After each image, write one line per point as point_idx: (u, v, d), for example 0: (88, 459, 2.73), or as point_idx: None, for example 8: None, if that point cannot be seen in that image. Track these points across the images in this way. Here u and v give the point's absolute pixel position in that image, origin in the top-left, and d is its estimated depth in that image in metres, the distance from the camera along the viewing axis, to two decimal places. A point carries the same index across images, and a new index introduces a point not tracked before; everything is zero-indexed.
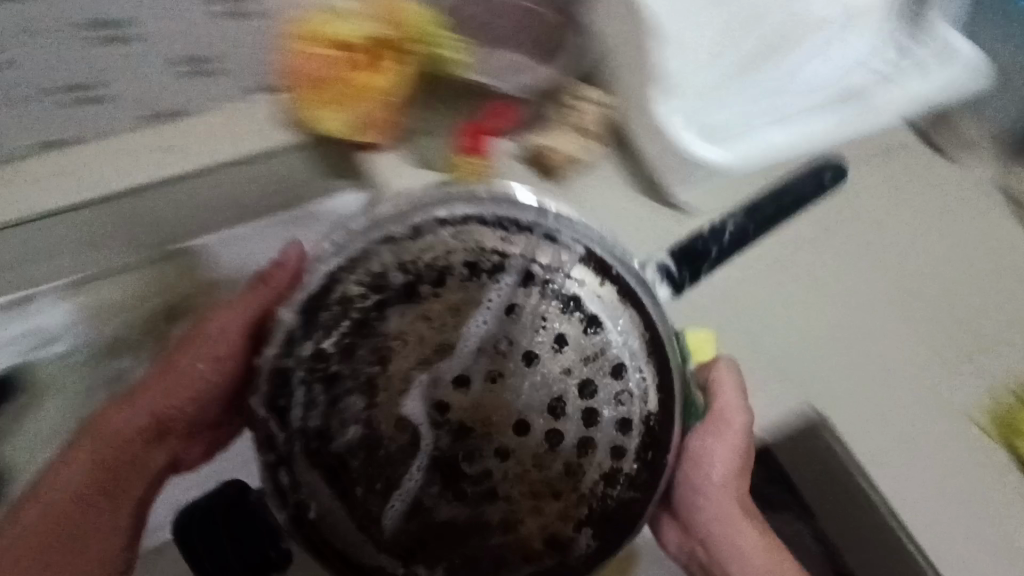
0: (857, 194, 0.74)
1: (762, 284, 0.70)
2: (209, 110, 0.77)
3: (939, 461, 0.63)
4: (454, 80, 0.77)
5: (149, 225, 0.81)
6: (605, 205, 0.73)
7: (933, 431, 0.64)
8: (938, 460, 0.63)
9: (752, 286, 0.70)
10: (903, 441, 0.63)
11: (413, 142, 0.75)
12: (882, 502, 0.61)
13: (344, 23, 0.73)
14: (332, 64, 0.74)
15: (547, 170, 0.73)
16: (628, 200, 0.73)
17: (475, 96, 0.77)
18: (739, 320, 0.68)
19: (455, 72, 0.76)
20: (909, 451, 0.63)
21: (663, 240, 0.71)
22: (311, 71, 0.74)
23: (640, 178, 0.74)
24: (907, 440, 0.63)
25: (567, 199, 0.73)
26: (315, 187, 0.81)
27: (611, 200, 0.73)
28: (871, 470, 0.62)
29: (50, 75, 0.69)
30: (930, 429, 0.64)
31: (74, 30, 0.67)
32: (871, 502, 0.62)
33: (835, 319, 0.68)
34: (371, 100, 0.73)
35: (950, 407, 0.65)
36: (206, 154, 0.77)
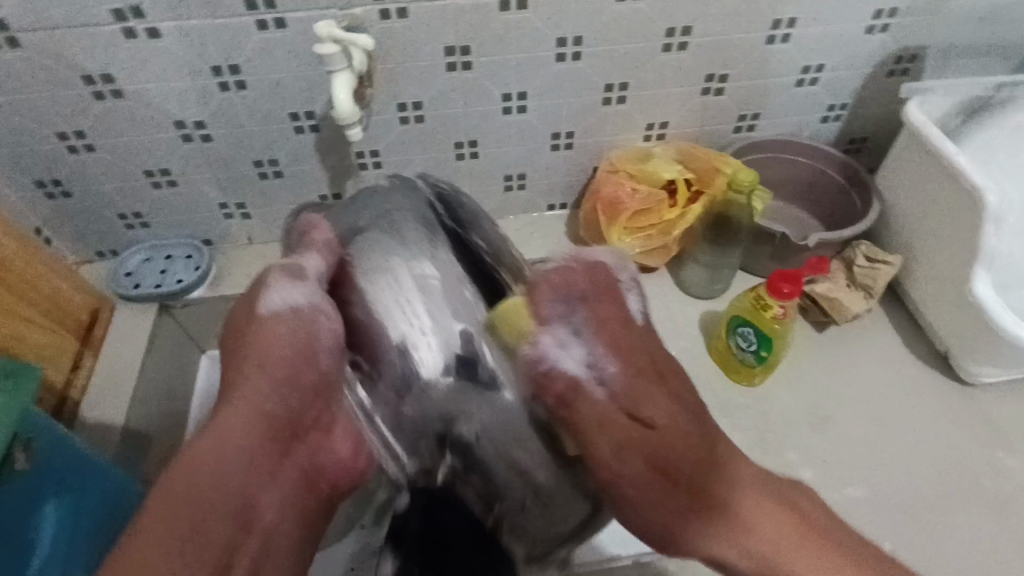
0: (934, 391, 0.62)
1: (874, 371, 0.63)
2: (301, 197, 0.70)
3: (988, 447, 0.59)
4: (748, 227, 0.64)
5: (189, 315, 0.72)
6: (793, 384, 0.63)
7: (970, 389, 0.62)
8: (984, 444, 0.59)
9: (788, 388, 0.63)
10: (945, 415, 0.61)
11: (694, 282, 0.67)
12: (933, 402, 0.61)
13: (654, 164, 0.66)
14: (635, 205, 0.65)
15: (814, 316, 0.66)
16: (804, 346, 0.65)
17: (769, 241, 0.65)
18: (818, 426, 0.60)
19: (752, 216, 0.64)
20: (961, 452, 0.59)
21: (892, 451, 0.59)
22: (605, 235, 0.66)
23: (866, 359, 0.64)
24: (959, 441, 0.59)
25: (753, 390, 0.62)
26: (226, 265, 0.73)
27: (785, 370, 0.64)
28: (919, 419, 0.60)
29: (93, 209, 0.68)
30: (961, 398, 0.62)
31: (174, 149, 0.64)
32: (946, 446, 0.59)
33: (956, 432, 0.60)
34: (675, 218, 0.65)
35: (984, 414, 0.60)
36: (218, 278, 0.72)
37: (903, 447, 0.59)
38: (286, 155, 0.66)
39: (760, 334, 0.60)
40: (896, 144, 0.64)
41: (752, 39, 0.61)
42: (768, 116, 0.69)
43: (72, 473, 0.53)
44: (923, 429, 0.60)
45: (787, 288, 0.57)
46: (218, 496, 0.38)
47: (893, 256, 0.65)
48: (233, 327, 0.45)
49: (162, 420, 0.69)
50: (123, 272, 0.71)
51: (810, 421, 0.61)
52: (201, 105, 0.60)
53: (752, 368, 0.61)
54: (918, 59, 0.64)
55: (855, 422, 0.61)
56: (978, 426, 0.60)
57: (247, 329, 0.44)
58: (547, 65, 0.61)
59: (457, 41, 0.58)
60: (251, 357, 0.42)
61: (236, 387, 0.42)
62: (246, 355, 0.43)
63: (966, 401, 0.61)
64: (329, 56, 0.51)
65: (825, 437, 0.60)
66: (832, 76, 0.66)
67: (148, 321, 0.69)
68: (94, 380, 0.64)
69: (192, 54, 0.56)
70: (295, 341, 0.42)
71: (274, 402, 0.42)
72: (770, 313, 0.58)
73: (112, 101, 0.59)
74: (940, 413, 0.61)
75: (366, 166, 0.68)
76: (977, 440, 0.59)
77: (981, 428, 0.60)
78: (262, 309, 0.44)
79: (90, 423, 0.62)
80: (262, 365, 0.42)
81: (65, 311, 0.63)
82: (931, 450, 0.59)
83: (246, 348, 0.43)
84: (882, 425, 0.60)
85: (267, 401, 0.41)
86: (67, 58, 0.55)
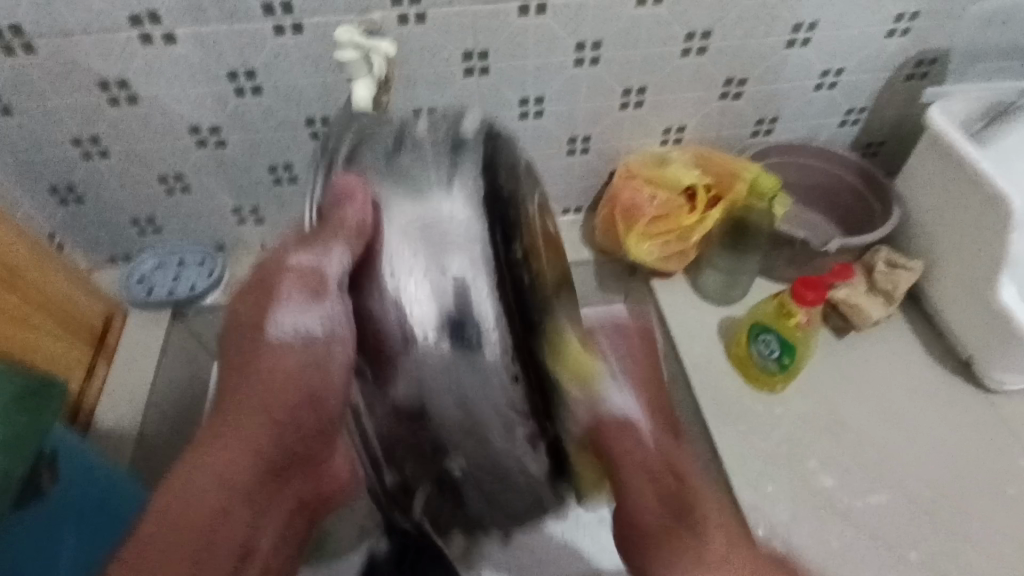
0: (956, 397, 0.61)
1: (896, 377, 0.63)
2: None
3: (1013, 453, 0.58)
4: (768, 233, 0.65)
5: (201, 321, 0.72)
6: (812, 390, 0.62)
7: (992, 394, 0.61)
8: (1008, 450, 0.58)
9: (808, 394, 0.62)
10: (968, 421, 0.60)
11: (712, 288, 0.67)
12: (955, 408, 0.61)
13: (671, 170, 0.64)
14: (653, 211, 0.64)
15: (834, 322, 0.66)
16: (823, 352, 0.65)
17: (789, 246, 0.64)
18: (839, 433, 0.60)
19: (772, 222, 0.63)
20: (985, 458, 0.58)
21: (915, 458, 0.58)
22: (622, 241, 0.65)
23: (886, 365, 0.64)
24: (983, 447, 0.58)
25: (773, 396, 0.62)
26: (239, 271, 0.72)
27: (804, 376, 0.63)
28: (942, 425, 0.60)
29: (105, 215, 0.67)
30: (983, 403, 0.61)
31: (188, 155, 0.63)
32: (970, 452, 0.58)
33: (979, 437, 0.59)
34: (695, 224, 0.64)
35: (1007, 420, 0.60)
36: (231, 284, 0.71)
37: (927, 454, 0.58)
38: (300, 160, 0.65)
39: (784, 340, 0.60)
40: (917, 148, 0.63)
41: (771, 43, 0.61)
42: (785, 120, 0.68)
43: (90, 486, 0.52)
44: (946, 435, 0.59)
45: (813, 296, 0.58)
46: (210, 525, 0.33)
47: (913, 260, 0.64)
48: (234, 326, 0.39)
49: (176, 427, 0.68)
50: (135, 278, 0.70)
51: (832, 430, 0.60)
52: (216, 110, 0.59)
53: (774, 375, 0.61)
54: (938, 63, 0.64)
55: (877, 429, 0.60)
56: (1001, 432, 0.59)
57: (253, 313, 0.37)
58: (564, 70, 0.60)
59: (475, 45, 0.57)
60: (269, 375, 0.37)
61: (237, 411, 0.36)
62: (259, 374, 0.37)
63: (989, 406, 0.61)
64: (348, 62, 0.51)
65: (847, 444, 0.59)
66: (851, 80, 0.65)
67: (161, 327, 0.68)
68: (108, 390, 0.64)
69: (208, 60, 0.56)
70: (327, 383, 0.38)
71: (281, 441, 0.37)
72: (795, 320, 0.58)
73: (127, 107, 0.58)
74: (962, 419, 0.60)
75: None
76: (1001, 445, 0.58)
77: (1004, 434, 0.59)
78: (270, 327, 0.38)
79: (104, 432, 0.62)
80: (268, 376, 0.37)
81: (79, 319, 0.63)
82: (954, 456, 0.58)
83: (256, 370, 0.37)
84: (904, 433, 0.59)
85: (271, 442, 0.36)
86: (83, 64, 0.55)
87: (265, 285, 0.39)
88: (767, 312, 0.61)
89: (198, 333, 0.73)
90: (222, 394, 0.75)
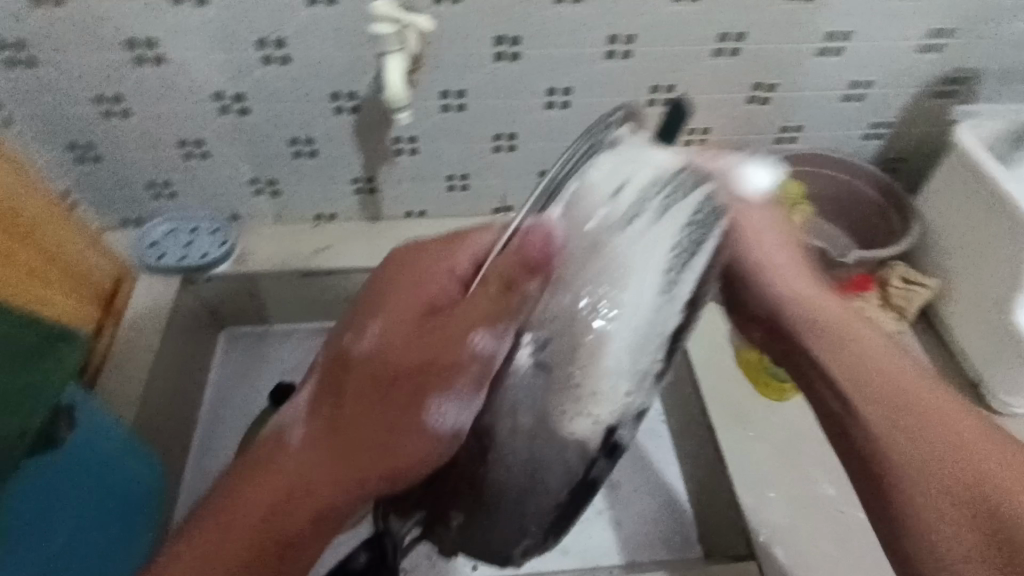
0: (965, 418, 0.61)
1: None
2: (332, 179, 0.69)
3: None
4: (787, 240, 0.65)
5: (210, 290, 0.71)
6: None
7: (1000, 418, 0.61)
8: None
9: None
10: None
11: None
12: None
13: None
14: None
15: None
16: None
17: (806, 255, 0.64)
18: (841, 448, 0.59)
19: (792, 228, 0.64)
20: None
21: None
22: None
23: None
24: None
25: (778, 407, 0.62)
26: (252, 242, 0.72)
27: None
28: None
29: (122, 176, 0.67)
30: (989, 426, 0.61)
31: (211, 120, 0.62)
32: None
33: None
34: None
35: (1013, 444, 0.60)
36: (240, 255, 0.71)
37: None
38: (322, 134, 0.64)
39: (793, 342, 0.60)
40: (941, 167, 0.63)
41: (806, 51, 0.61)
42: (811, 129, 0.68)
43: (94, 444, 0.52)
44: None
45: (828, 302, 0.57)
46: (282, 510, 0.41)
47: (929, 279, 0.65)
48: (377, 365, 0.42)
49: (178, 394, 0.68)
50: (146, 241, 0.70)
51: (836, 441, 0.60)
52: (243, 78, 0.59)
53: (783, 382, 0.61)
54: (968, 82, 0.64)
55: None
56: None
57: (432, 339, 0.41)
58: (596, 63, 0.60)
59: (508, 29, 0.57)
60: (369, 421, 0.41)
61: (326, 433, 0.42)
62: (362, 430, 0.41)
63: (994, 431, 0.61)
64: (384, 36, 0.50)
65: None
66: (880, 93, 0.65)
67: (169, 294, 0.68)
68: (116, 349, 0.64)
69: (239, 25, 0.55)
70: (423, 463, 0.41)
71: (357, 482, 0.41)
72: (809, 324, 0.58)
73: (152, 67, 0.58)
74: None
75: (402, 151, 0.67)
76: None
77: None
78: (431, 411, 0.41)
79: (107, 394, 0.61)
80: (400, 438, 0.41)
81: (90, 279, 0.63)
82: None
83: (358, 409, 0.41)
84: None
85: (355, 481, 0.41)
86: (112, 20, 0.54)
87: (426, 332, 0.42)
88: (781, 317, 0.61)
89: (205, 302, 0.72)
90: (225, 364, 0.74)
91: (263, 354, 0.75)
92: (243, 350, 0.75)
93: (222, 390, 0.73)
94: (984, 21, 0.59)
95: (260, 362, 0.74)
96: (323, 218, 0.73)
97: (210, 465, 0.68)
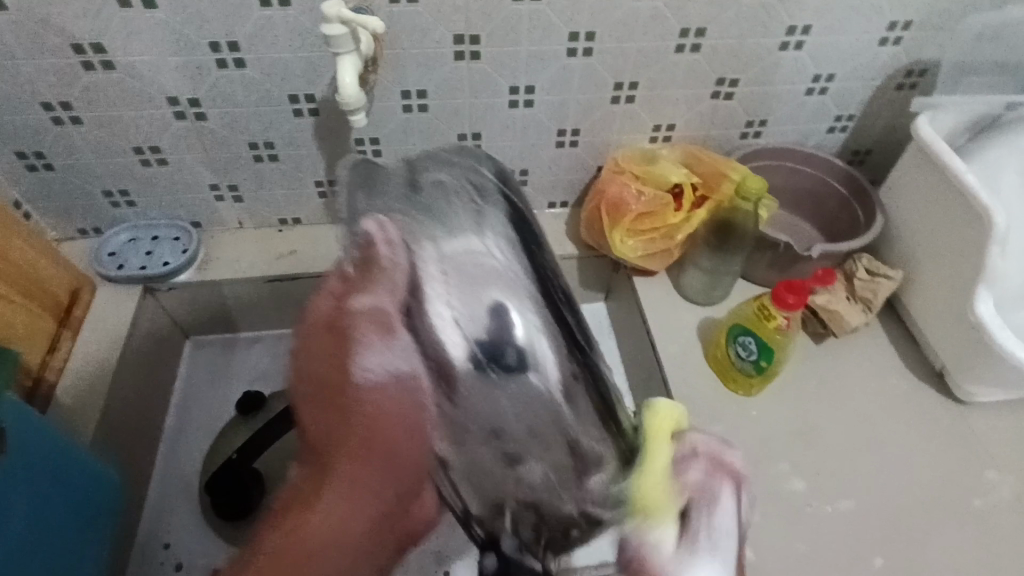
0: (931, 407, 0.62)
1: (874, 383, 0.63)
2: (296, 183, 0.68)
3: (981, 462, 0.59)
4: (753, 234, 0.64)
5: (174, 300, 0.70)
6: (789, 397, 0.62)
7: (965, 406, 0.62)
8: (976, 460, 0.59)
9: (789, 401, 0.62)
10: (942, 432, 0.60)
11: (694, 290, 0.67)
12: (931, 420, 0.61)
13: (659, 167, 0.66)
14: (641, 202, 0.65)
15: (810, 327, 0.66)
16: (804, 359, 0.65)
17: (771, 250, 0.65)
18: (812, 444, 0.59)
19: (757, 224, 0.63)
20: (958, 469, 0.58)
21: (887, 468, 0.58)
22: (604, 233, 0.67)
23: (861, 371, 0.64)
24: (954, 459, 0.59)
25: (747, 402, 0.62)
26: (216, 249, 0.71)
27: (785, 383, 0.63)
28: (913, 437, 0.60)
29: (77, 185, 0.65)
30: (955, 415, 0.62)
31: (167, 126, 0.61)
32: (943, 466, 0.59)
33: (948, 446, 0.60)
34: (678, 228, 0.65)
35: (977, 431, 0.61)
36: (203, 262, 0.69)
37: (898, 466, 0.58)
38: (282, 137, 0.63)
39: (760, 340, 0.59)
40: (902, 159, 0.64)
41: (766, 47, 0.61)
42: (775, 124, 0.68)
43: (48, 460, 0.51)
44: (920, 446, 0.60)
45: (793, 298, 0.56)
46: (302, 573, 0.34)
47: (893, 270, 0.65)
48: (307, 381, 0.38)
49: (141, 407, 0.66)
50: (107, 251, 0.68)
51: (806, 433, 0.60)
52: (196, 81, 0.58)
53: (750, 377, 0.61)
54: (927, 74, 0.64)
55: (851, 438, 0.60)
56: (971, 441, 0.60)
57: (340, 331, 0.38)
58: (559, 61, 0.59)
59: (467, 28, 0.56)
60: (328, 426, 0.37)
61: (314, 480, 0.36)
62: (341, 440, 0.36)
63: (961, 421, 0.61)
64: (337, 38, 0.49)
65: (822, 450, 0.59)
66: (842, 86, 0.65)
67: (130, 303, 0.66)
68: (74, 361, 0.62)
69: (190, 29, 0.54)
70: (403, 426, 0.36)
71: (381, 485, 0.36)
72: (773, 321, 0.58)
73: (102, 72, 0.56)
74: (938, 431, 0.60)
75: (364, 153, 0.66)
76: (969, 459, 0.59)
77: (974, 438, 0.60)
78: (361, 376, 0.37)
79: (64, 409, 0.59)
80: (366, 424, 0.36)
81: (45, 291, 0.61)
82: (922, 465, 0.59)
83: (330, 439, 0.37)
84: (877, 444, 0.59)
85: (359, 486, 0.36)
86: (56, 24, 0.52)
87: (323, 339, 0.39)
88: (748, 313, 0.61)
89: (169, 311, 0.71)
90: (191, 374, 0.73)
91: (230, 362, 0.74)
92: (210, 358, 0.74)
93: (188, 399, 0.71)
94: (942, 13, 0.59)
95: (227, 370, 0.73)
96: (288, 222, 0.72)
97: (176, 478, 0.66)
